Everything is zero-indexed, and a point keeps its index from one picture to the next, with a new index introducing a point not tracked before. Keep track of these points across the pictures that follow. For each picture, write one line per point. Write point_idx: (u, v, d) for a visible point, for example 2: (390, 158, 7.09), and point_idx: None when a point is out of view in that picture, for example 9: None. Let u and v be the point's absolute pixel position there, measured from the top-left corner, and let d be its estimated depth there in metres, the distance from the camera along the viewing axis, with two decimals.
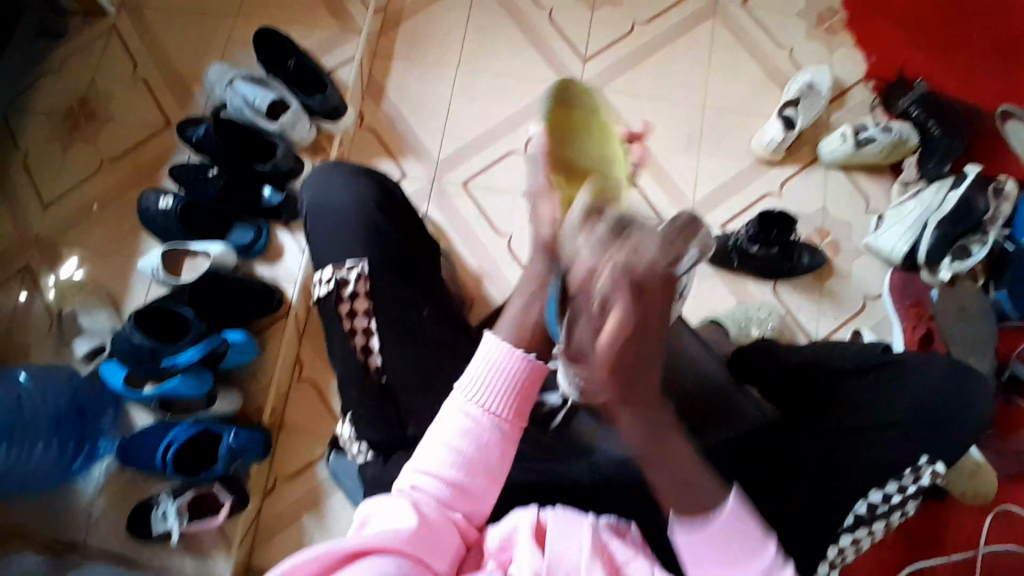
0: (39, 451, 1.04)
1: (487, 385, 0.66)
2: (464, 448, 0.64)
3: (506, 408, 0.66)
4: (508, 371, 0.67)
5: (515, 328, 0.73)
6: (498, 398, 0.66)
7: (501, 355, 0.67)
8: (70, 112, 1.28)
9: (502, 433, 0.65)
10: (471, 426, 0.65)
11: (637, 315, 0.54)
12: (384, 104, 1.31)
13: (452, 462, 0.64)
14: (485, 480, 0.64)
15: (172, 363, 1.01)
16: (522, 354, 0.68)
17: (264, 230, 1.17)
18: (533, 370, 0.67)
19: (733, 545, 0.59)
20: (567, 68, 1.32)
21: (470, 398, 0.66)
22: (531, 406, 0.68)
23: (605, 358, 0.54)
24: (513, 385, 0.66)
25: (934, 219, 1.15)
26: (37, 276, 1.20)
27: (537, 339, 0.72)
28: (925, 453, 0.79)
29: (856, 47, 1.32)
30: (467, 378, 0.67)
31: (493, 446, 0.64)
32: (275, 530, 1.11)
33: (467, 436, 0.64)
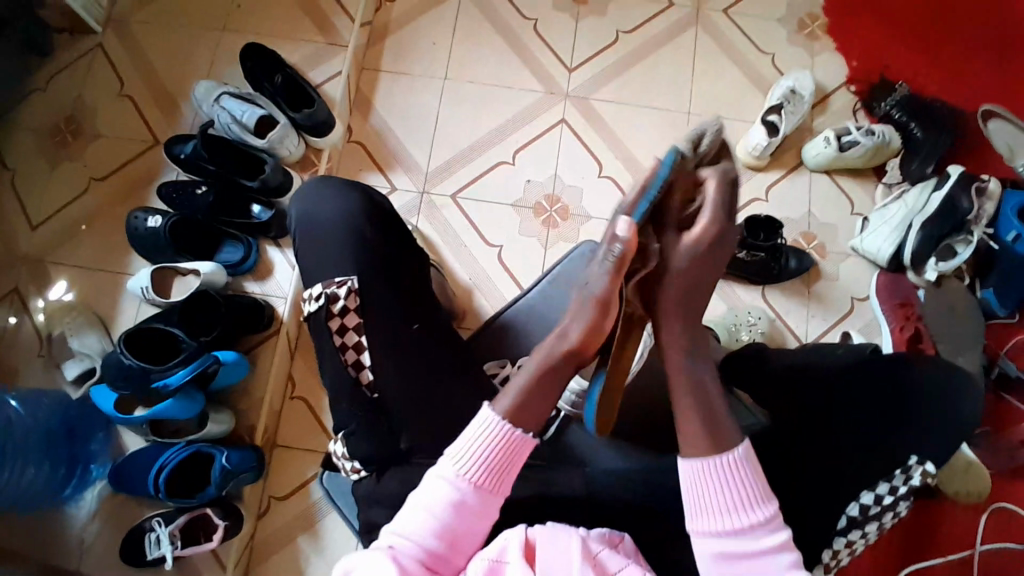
0: (29, 475, 1.02)
1: (474, 456, 0.65)
2: (444, 517, 0.64)
3: (489, 482, 0.65)
4: (495, 445, 0.66)
5: (515, 403, 0.67)
6: (483, 471, 0.65)
7: (493, 425, 0.66)
8: (56, 131, 1.28)
9: (483, 506, 0.65)
10: (453, 496, 0.64)
11: (720, 227, 0.68)
12: (372, 118, 1.32)
13: (430, 527, 0.63)
14: (465, 546, 0.64)
15: (162, 385, 1.00)
16: (513, 428, 0.66)
17: (254, 246, 1.17)
18: (520, 446, 0.66)
19: (740, 488, 0.64)
20: (554, 77, 1.33)
21: (455, 468, 0.65)
22: (514, 482, 0.67)
23: (683, 259, 0.68)
24: (499, 459, 0.66)
25: (918, 221, 1.17)
26: (25, 299, 1.19)
27: (536, 416, 0.68)
28: (914, 454, 0.82)
29: (838, 52, 1.34)
30: (455, 448, 0.66)
31: (473, 518, 0.64)
32: (274, 549, 1.11)
33: (448, 505, 0.64)
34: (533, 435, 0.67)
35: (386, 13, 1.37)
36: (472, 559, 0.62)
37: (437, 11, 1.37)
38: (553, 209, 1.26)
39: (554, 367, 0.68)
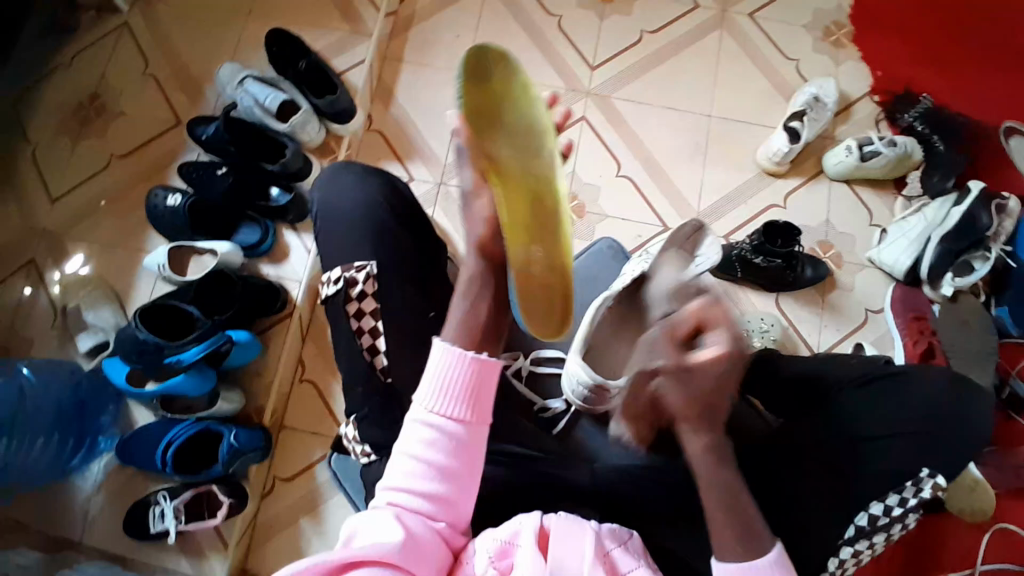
0: (39, 445, 1.03)
1: (442, 389, 0.63)
2: (433, 459, 0.62)
3: (466, 411, 0.63)
4: (460, 375, 0.63)
5: (460, 332, 0.67)
6: (456, 403, 0.63)
7: (455, 356, 0.64)
8: (80, 107, 1.29)
9: (468, 439, 0.63)
10: (434, 435, 0.63)
11: (735, 356, 0.56)
12: (393, 108, 1.32)
13: (424, 473, 0.62)
14: (463, 485, 0.63)
15: (176, 359, 1.01)
16: (471, 353, 0.64)
17: (271, 230, 1.17)
18: (486, 370, 0.64)
19: None
20: (576, 75, 1.33)
21: (427, 407, 0.63)
22: (493, 406, 0.65)
23: (703, 378, 0.58)
24: (469, 386, 0.63)
25: (937, 234, 1.16)
26: (42, 271, 1.20)
27: (486, 338, 0.67)
28: (925, 466, 0.80)
29: (863, 61, 1.32)
30: (421, 389, 0.64)
31: (459, 452, 0.63)
32: (276, 530, 1.12)
33: (432, 446, 0.62)
34: (494, 357, 0.64)
35: (410, 4, 1.38)
36: (485, 537, 0.62)
37: (461, 4, 1.37)
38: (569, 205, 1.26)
39: (492, 284, 0.70)
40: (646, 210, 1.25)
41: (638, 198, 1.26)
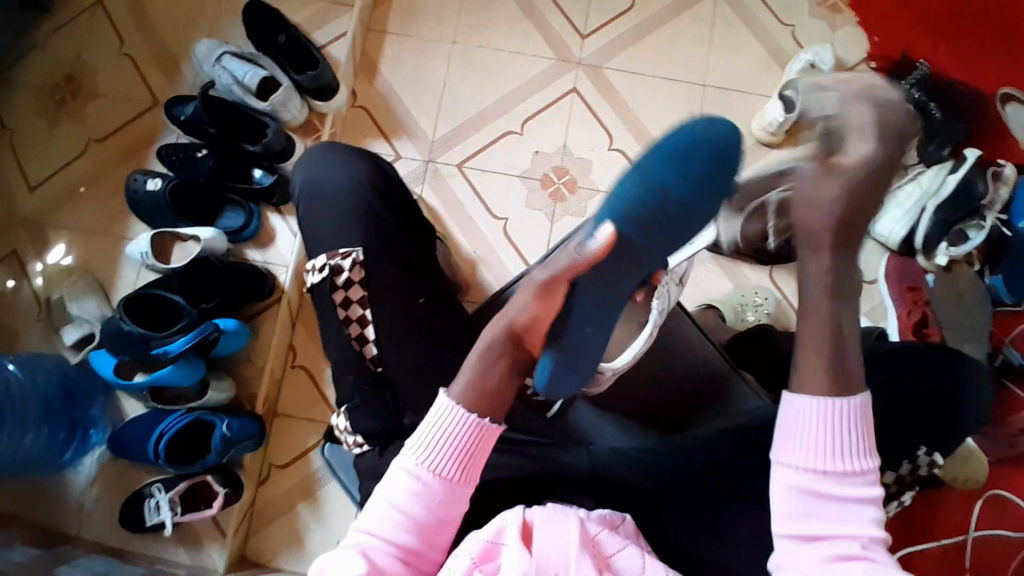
0: (30, 439, 1.01)
1: (436, 447, 0.62)
2: (412, 511, 0.61)
3: (456, 473, 0.62)
4: (457, 436, 0.63)
5: (469, 392, 0.64)
6: (447, 461, 0.62)
7: (455, 416, 0.63)
8: (54, 90, 1.24)
9: (453, 498, 0.62)
10: (420, 489, 0.62)
11: (880, 159, 0.63)
12: (377, 83, 1.28)
13: (400, 524, 0.61)
14: (440, 540, 0.62)
15: (163, 351, 0.99)
16: (475, 415, 0.63)
17: (255, 213, 1.14)
18: (487, 435, 0.64)
19: (841, 437, 0.58)
20: (566, 45, 1.29)
21: (417, 461, 0.62)
22: (484, 467, 0.64)
23: (835, 192, 0.63)
24: (464, 444, 0.63)
25: (932, 205, 1.14)
26: (23, 262, 1.18)
27: (493, 403, 0.65)
28: (924, 445, 0.81)
29: (860, 26, 1.29)
30: (415, 441, 0.63)
31: (441, 509, 0.62)
32: (273, 516, 1.12)
33: (414, 500, 0.61)
34: (496, 422, 0.64)
35: None
36: (470, 539, 0.61)
37: None
38: (561, 181, 1.23)
39: (510, 351, 0.68)
40: None
41: None
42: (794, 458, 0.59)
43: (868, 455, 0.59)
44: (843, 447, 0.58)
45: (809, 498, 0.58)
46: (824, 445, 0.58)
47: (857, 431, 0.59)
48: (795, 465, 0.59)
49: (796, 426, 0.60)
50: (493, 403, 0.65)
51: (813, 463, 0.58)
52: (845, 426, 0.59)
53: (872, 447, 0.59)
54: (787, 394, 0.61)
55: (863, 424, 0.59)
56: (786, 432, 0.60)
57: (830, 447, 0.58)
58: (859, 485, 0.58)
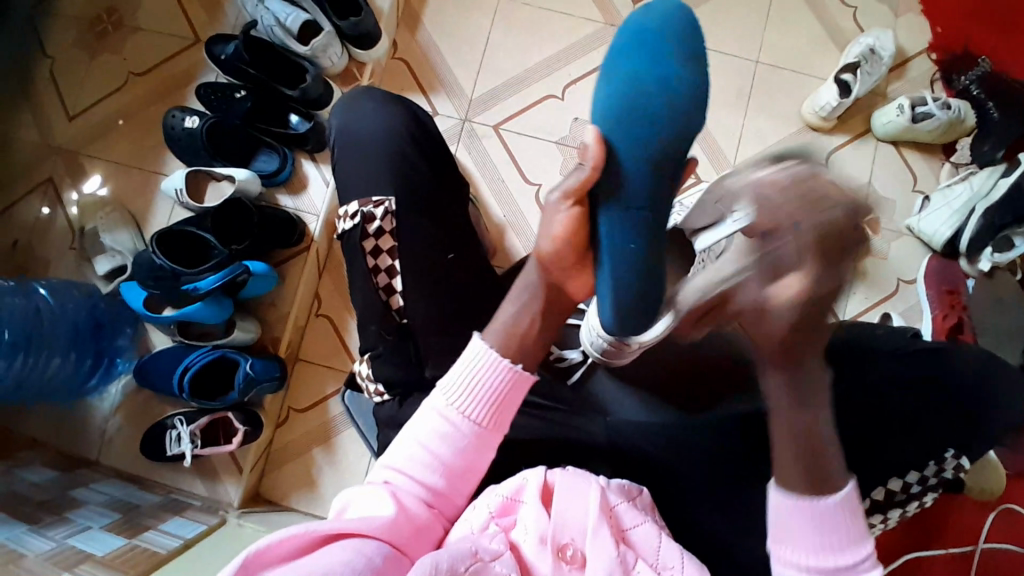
0: (56, 364, 1.03)
1: (470, 390, 0.62)
2: (441, 453, 0.62)
3: (486, 418, 0.63)
4: (491, 380, 0.63)
5: (502, 335, 0.66)
6: (480, 406, 0.62)
7: (488, 357, 0.63)
8: (97, 21, 1.24)
9: (481, 445, 0.63)
10: (449, 432, 0.62)
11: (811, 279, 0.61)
12: (419, 35, 1.26)
13: (428, 466, 0.62)
14: (463, 485, 0.63)
15: (194, 287, 1.00)
16: (509, 362, 0.63)
17: (289, 158, 1.14)
18: (521, 381, 0.64)
19: (836, 530, 0.57)
20: (615, 10, 1.24)
21: (449, 403, 0.62)
22: (513, 414, 0.65)
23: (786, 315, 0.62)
24: (494, 388, 0.63)
25: (982, 206, 1.09)
26: (60, 190, 1.19)
27: (522, 349, 0.66)
28: (953, 447, 0.79)
29: (926, 13, 1.23)
30: (448, 383, 0.63)
31: (468, 455, 0.62)
32: (288, 458, 1.14)
33: (444, 442, 0.62)
34: (530, 372, 0.64)
35: None
36: (488, 493, 0.62)
37: None
38: None
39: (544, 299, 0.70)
40: None
41: None
42: (788, 553, 0.57)
43: (859, 544, 0.57)
44: (836, 540, 0.56)
45: None
46: (817, 542, 0.57)
47: (844, 523, 0.57)
48: (789, 561, 0.57)
49: (783, 521, 0.58)
50: (522, 350, 0.66)
51: (809, 557, 0.56)
52: (832, 525, 0.57)
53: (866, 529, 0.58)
54: (773, 492, 0.59)
55: (854, 512, 0.57)
56: (776, 527, 0.59)
57: (821, 543, 0.57)
58: (862, 571, 0.56)
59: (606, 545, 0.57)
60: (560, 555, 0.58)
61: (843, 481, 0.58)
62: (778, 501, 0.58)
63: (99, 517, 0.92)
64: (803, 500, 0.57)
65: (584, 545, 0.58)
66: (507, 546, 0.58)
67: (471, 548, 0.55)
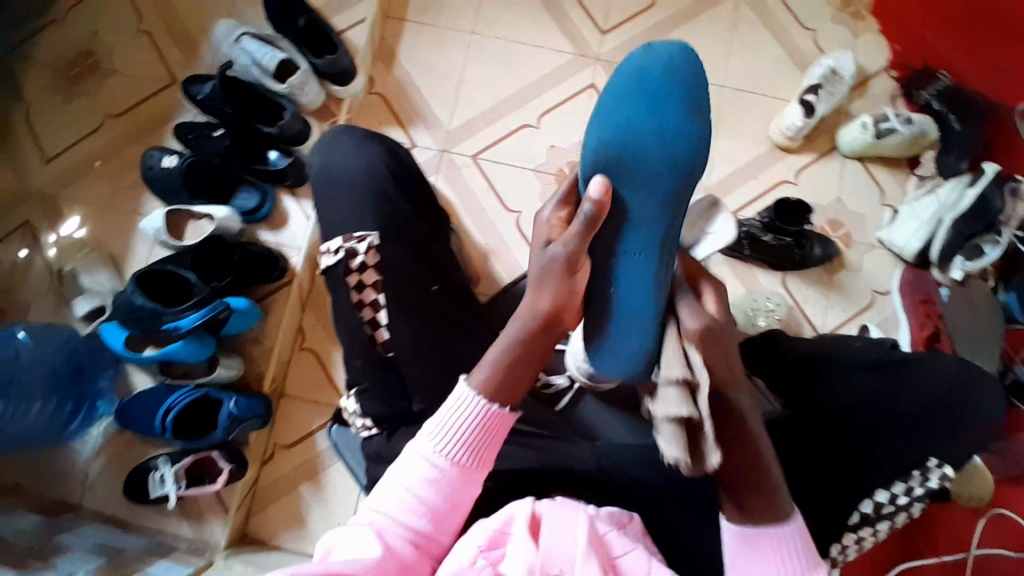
0: (36, 409, 1.01)
1: (453, 435, 0.62)
2: (426, 497, 0.61)
3: (471, 461, 0.62)
4: (473, 423, 0.62)
5: (487, 383, 0.62)
6: (464, 450, 0.62)
7: (470, 402, 0.62)
8: (73, 64, 1.25)
9: (466, 487, 0.62)
10: (436, 478, 0.62)
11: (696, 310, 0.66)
12: (395, 69, 1.28)
13: (414, 509, 0.61)
14: (450, 525, 0.63)
15: (175, 325, 0.99)
16: (494, 405, 0.62)
17: (269, 196, 1.15)
18: (502, 421, 0.63)
19: (789, 560, 0.60)
20: (586, 40, 1.28)
21: (433, 448, 0.62)
22: (496, 455, 0.64)
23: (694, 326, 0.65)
24: (480, 433, 0.62)
25: (949, 217, 1.13)
26: (36, 232, 1.18)
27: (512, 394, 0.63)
28: (934, 456, 0.80)
29: (882, 34, 1.28)
30: (430, 428, 0.62)
31: (455, 497, 0.62)
32: (275, 497, 1.13)
33: (428, 486, 0.61)
34: (513, 411, 0.62)
35: None
36: (476, 528, 0.61)
37: None
38: None
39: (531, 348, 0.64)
40: None
41: None
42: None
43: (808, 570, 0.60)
44: (791, 565, 0.60)
45: None
46: (772, 566, 0.60)
47: (793, 550, 0.60)
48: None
49: (739, 553, 0.61)
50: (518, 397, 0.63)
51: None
52: (785, 550, 0.60)
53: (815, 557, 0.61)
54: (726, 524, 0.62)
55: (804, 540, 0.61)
56: (731, 560, 0.62)
57: (777, 568, 0.60)
58: None
59: (595, 574, 0.57)
60: None
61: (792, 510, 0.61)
62: (728, 531, 0.62)
63: (85, 561, 0.89)
64: (751, 526, 0.61)
65: (573, 575, 0.58)
66: None
67: None
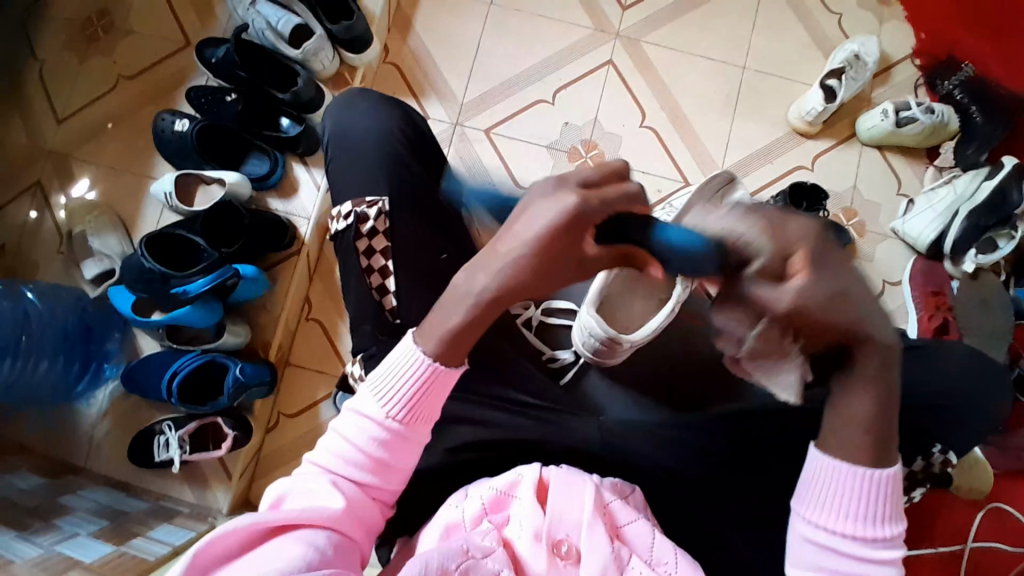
0: (44, 368, 1.04)
1: (394, 391, 0.63)
2: (368, 451, 0.63)
3: (409, 416, 0.63)
4: (413, 379, 0.63)
5: (434, 343, 0.63)
6: (403, 406, 0.63)
7: (413, 363, 0.63)
8: (87, 24, 1.23)
9: (411, 438, 0.64)
10: (380, 434, 0.63)
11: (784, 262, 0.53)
12: (410, 39, 1.26)
13: (356, 462, 0.63)
14: (396, 475, 0.64)
15: (181, 290, 1.00)
16: (432, 363, 0.63)
17: (280, 162, 1.13)
18: (443, 380, 0.64)
19: (873, 503, 0.59)
20: (605, 16, 1.26)
21: (374, 406, 0.63)
22: (440, 408, 0.65)
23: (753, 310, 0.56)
24: (423, 391, 0.63)
25: (965, 209, 1.11)
26: (47, 194, 1.18)
27: (458, 354, 0.64)
28: (937, 443, 0.79)
29: (908, 21, 1.25)
30: (369, 387, 0.63)
31: (398, 451, 0.63)
32: (279, 464, 1.14)
33: (371, 441, 0.63)
34: (456, 367, 0.64)
35: None
36: (481, 486, 0.63)
37: None
38: (588, 155, 1.22)
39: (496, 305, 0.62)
40: (668, 162, 1.22)
41: (662, 152, 1.22)
42: (816, 517, 0.61)
43: (890, 523, 0.60)
44: (873, 512, 0.59)
45: (847, 561, 0.60)
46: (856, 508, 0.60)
47: (882, 499, 0.60)
48: (814, 523, 0.61)
49: (819, 489, 0.61)
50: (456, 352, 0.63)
51: (841, 525, 0.60)
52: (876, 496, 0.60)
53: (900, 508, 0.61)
54: (816, 456, 0.62)
55: (895, 492, 0.60)
56: (808, 492, 0.62)
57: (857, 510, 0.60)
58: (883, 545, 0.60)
59: (601, 540, 0.58)
60: (555, 552, 0.58)
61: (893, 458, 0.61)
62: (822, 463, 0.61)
63: (88, 523, 0.91)
64: (848, 464, 0.60)
65: (579, 541, 0.58)
66: (499, 542, 0.59)
67: (462, 545, 0.56)
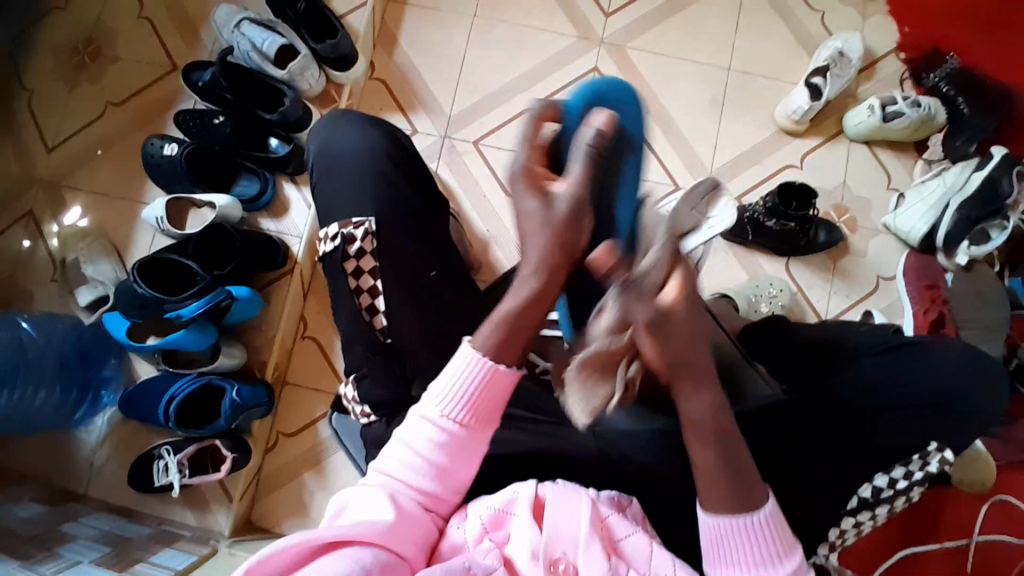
0: (42, 398, 1.03)
1: (454, 394, 0.62)
2: (433, 458, 0.62)
3: (472, 421, 0.62)
4: (472, 381, 0.62)
5: (489, 336, 0.62)
6: (465, 409, 0.62)
7: (471, 360, 0.62)
8: (74, 52, 1.24)
9: (473, 444, 0.63)
10: (440, 437, 0.62)
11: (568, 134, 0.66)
12: (396, 54, 1.27)
13: (421, 470, 0.62)
14: (458, 482, 0.63)
15: (176, 314, 0.99)
16: (492, 362, 0.61)
17: (270, 182, 1.14)
18: (504, 379, 0.62)
19: (760, 547, 0.58)
20: (589, 23, 1.27)
21: (437, 411, 0.62)
22: (501, 412, 0.64)
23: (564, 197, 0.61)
24: (484, 394, 0.62)
25: (955, 202, 1.11)
26: (40, 222, 1.18)
27: (515, 348, 0.62)
28: (934, 440, 0.79)
29: (891, 16, 1.25)
30: (432, 392, 0.63)
31: (460, 458, 0.63)
32: (280, 484, 1.13)
33: (436, 448, 0.62)
34: (513, 367, 0.62)
35: None
36: (479, 505, 0.63)
37: None
38: None
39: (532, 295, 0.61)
40: (658, 166, 1.22)
41: (652, 156, 1.22)
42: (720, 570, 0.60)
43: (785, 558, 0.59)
44: (764, 555, 0.58)
45: None
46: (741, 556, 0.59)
47: (768, 537, 0.59)
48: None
49: (714, 544, 0.60)
50: (511, 343, 0.62)
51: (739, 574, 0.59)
52: (760, 542, 0.59)
53: (790, 540, 0.60)
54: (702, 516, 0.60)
55: (775, 530, 0.59)
56: (706, 548, 0.61)
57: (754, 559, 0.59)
58: None
59: (599, 557, 0.58)
60: (553, 569, 0.58)
61: (764, 497, 0.59)
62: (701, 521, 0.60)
63: (89, 551, 0.90)
64: (723, 519, 0.59)
65: (576, 558, 0.58)
66: (500, 560, 0.59)
67: (465, 564, 0.57)
